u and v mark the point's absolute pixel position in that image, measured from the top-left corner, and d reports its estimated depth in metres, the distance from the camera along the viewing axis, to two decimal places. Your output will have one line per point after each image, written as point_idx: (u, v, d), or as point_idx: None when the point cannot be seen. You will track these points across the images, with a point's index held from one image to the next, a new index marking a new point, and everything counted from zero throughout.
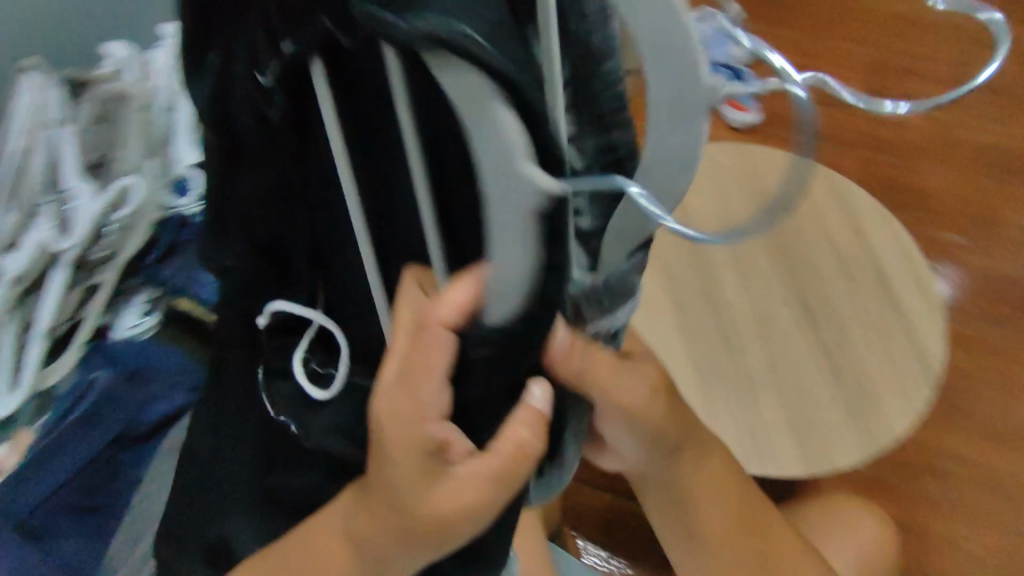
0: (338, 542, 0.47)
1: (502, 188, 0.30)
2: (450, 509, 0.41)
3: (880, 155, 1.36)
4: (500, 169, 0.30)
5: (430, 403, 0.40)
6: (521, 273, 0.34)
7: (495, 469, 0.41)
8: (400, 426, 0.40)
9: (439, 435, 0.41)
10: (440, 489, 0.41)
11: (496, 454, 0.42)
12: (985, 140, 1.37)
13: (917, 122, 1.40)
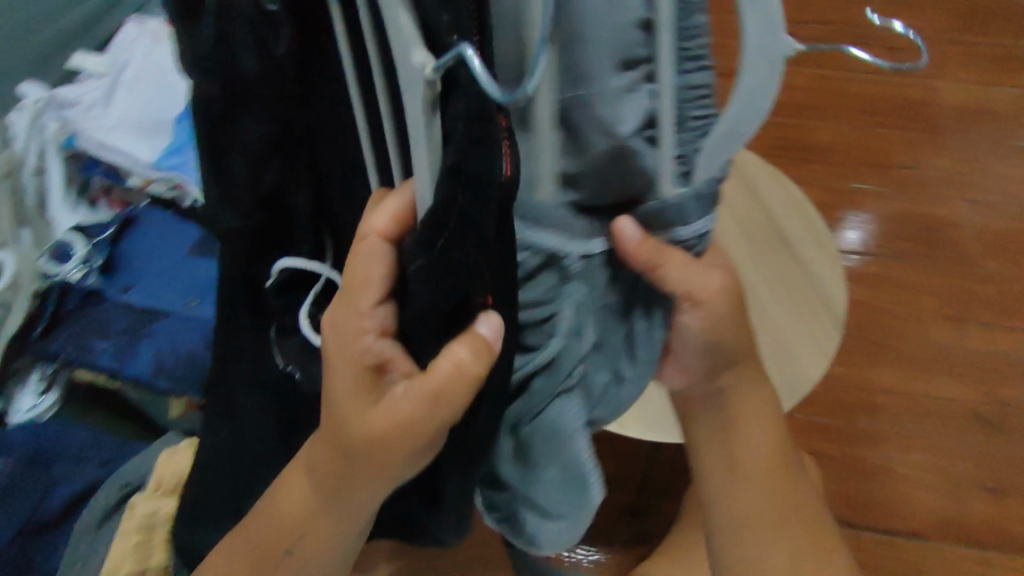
0: (300, 484, 0.45)
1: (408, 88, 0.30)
2: (381, 426, 0.39)
3: (776, 116, 1.44)
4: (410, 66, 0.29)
5: (357, 322, 0.40)
6: (428, 173, 0.32)
7: (415, 389, 0.38)
8: (344, 339, 0.40)
9: (375, 352, 0.40)
10: (363, 404, 0.40)
11: (430, 374, 0.38)
12: (864, 90, 1.47)
13: (804, 81, 1.49)
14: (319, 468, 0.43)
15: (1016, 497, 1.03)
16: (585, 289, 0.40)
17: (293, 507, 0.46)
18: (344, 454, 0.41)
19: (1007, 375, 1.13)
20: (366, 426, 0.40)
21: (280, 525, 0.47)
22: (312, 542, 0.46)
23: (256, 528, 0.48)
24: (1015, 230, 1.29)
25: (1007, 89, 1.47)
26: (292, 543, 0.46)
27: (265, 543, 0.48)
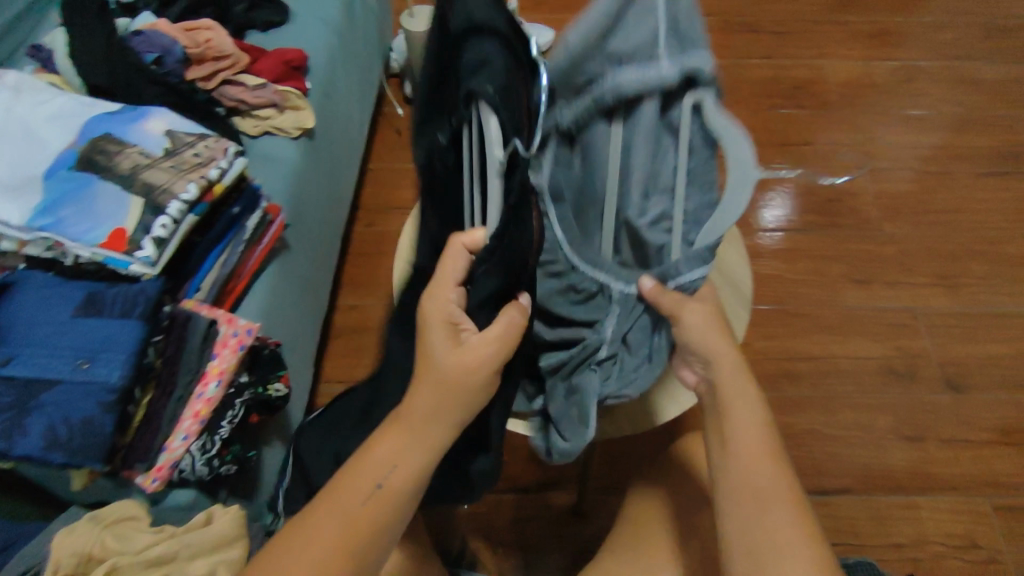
0: (391, 439, 0.49)
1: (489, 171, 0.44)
2: (468, 362, 0.48)
3: None
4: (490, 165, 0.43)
5: (435, 300, 0.49)
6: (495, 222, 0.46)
7: (487, 335, 0.48)
8: (424, 318, 0.49)
9: (451, 319, 0.49)
10: (443, 357, 0.48)
11: (493, 323, 0.49)
12: (758, 75, 1.55)
13: None
14: (414, 417, 0.48)
15: (935, 442, 1.10)
16: (619, 312, 0.60)
17: (378, 463, 0.48)
18: (446, 394, 0.48)
19: (913, 329, 1.21)
20: (460, 371, 0.48)
21: (365, 483, 0.48)
22: (390, 499, 0.48)
23: (342, 499, 0.48)
24: (907, 192, 1.37)
25: (886, 61, 1.57)
26: (373, 499, 0.48)
27: (351, 507, 0.47)
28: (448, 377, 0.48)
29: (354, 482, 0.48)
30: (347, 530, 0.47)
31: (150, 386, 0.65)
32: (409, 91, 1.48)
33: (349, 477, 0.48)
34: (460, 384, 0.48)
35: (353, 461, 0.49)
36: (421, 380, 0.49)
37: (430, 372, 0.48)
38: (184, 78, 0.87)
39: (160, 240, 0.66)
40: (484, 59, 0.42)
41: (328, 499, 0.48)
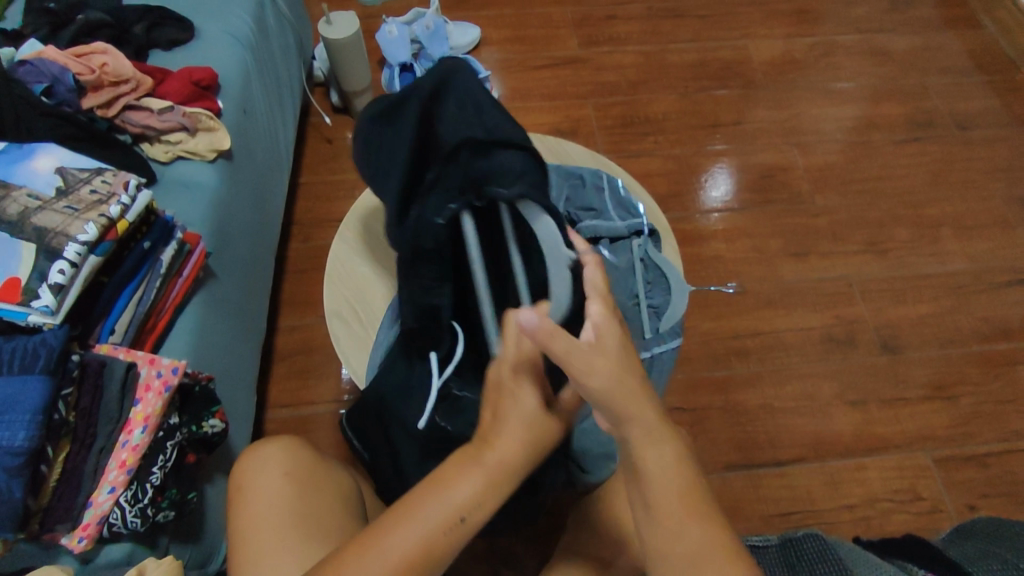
0: (472, 471, 0.50)
1: (554, 251, 0.59)
2: (556, 419, 0.52)
3: (612, 97, 1.50)
4: (556, 247, 0.59)
5: (523, 354, 0.52)
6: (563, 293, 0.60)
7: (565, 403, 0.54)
8: (510, 370, 0.52)
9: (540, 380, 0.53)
10: (530, 408, 0.51)
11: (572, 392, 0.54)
12: (684, 60, 1.57)
13: (632, 60, 1.56)
14: (502, 460, 0.50)
15: (876, 403, 1.14)
16: None
17: (461, 499, 0.49)
18: (538, 439, 0.51)
19: (849, 296, 1.25)
20: (548, 427, 0.52)
21: (450, 512, 0.49)
22: (468, 529, 0.49)
23: (425, 523, 0.48)
24: (834, 163, 1.42)
25: (805, 38, 1.62)
26: (456, 527, 0.49)
27: (431, 537, 0.48)
28: (541, 431, 0.51)
29: (430, 513, 0.48)
30: (423, 550, 0.48)
31: (66, 442, 0.62)
32: (336, 99, 1.44)
33: (429, 506, 0.49)
34: (546, 433, 0.52)
35: (430, 492, 0.49)
36: (507, 424, 0.51)
37: (519, 420, 0.51)
38: (80, 107, 0.82)
39: (58, 287, 0.62)
40: (510, 166, 0.58)
41: (407, 522, 0.48)
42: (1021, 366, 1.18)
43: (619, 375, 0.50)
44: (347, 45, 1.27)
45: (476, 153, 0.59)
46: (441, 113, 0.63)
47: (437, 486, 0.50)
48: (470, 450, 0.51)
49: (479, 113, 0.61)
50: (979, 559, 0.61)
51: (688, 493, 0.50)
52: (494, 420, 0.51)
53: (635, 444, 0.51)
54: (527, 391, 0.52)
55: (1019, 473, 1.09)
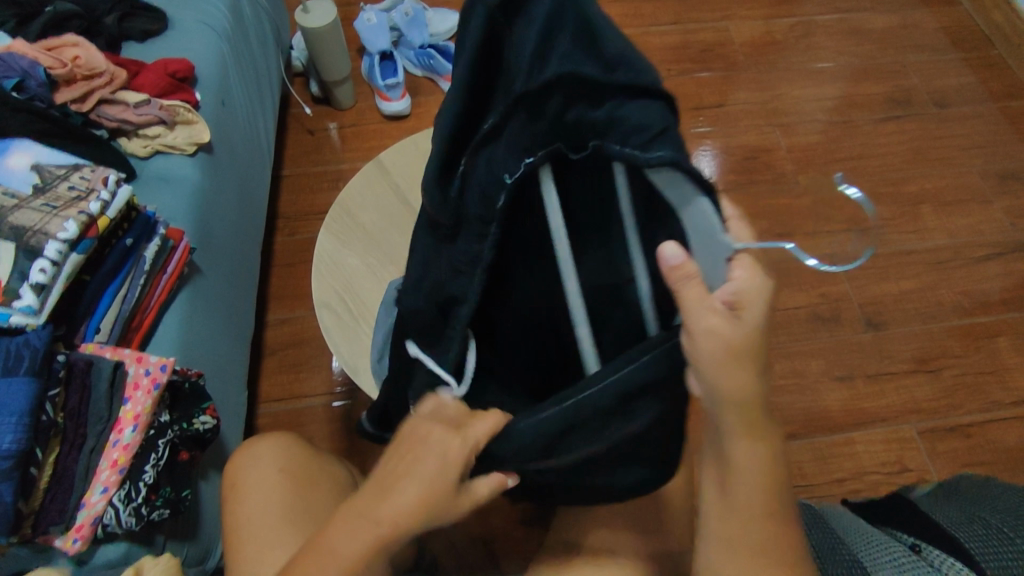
0: (359, 539, 0.47)
1: (708, 241, 0.43)
2: (463, 502, 0.49)
3: None
4: (710, 236, 0.42)
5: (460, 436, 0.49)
6: (716, 274, 0.44)
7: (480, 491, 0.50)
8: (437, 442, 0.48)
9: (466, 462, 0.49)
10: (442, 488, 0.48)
11: (492, 479, 0.51)
12: (666, 43, 1.56)
13: None
14: (390, 537, 0.47)
15: (862, 378, 1.17)
16: None
17: (349, 561, 0.47)
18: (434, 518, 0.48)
19: (834, 274, 1.27)
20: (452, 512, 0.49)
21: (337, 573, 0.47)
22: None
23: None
24: (816, 143, 1.43)
25: (785, 18, 1.62)
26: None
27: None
28: (443, 507, 0.48)
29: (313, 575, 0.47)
30: None
31: (55, 443, 0.61)
32: (316, 89, 1.41)
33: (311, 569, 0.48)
34: (448, 512, 0.48)
35: (317, 550, 0.48)
36: (414, 494, 0.47)
37: (420, 500, 0.47)
38: (52, 102, 0.79)
39: (40, 286, 0.61)
40: (637, 122, 0.40)
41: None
42: (1000, 337, 1.21)
43: (735, 349, 0.44)
44: (326, 33, 1.25)
45: (583, 103, 0.42)
46: (515, 35, 0.42)
47: (322, 545, 0.48)
48: (362, 508, 0.48)
49: (580, 27, 0.40)
50: (965, 524, 0.62)
51: (766, 489, 0.49)
52: (393, 488, 0.48)
53: (730, 428, 0.47)
54: (430, 473, 0.48)
55: (1001, 441, 1.11)
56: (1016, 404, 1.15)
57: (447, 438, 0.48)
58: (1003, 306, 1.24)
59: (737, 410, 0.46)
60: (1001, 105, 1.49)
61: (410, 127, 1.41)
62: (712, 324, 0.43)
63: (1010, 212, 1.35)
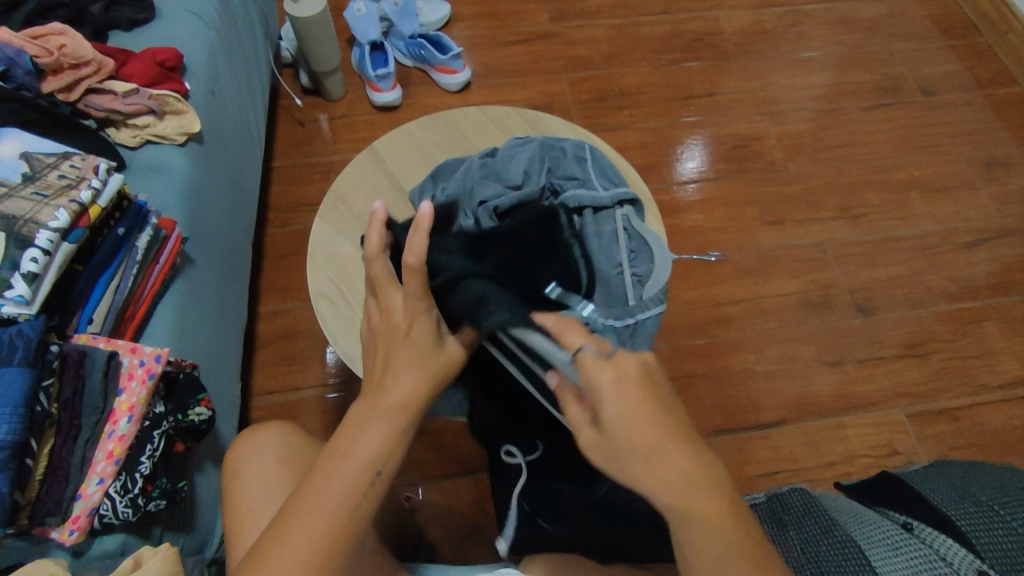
0: (379, 426, 0.50)
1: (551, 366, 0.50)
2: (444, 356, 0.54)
3: (585, 71, 1.49)
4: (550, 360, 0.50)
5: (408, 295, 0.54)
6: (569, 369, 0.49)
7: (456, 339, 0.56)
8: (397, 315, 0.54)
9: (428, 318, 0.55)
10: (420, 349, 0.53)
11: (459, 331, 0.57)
12: (656, 32, 1.56)
13: (604, 34, 1.55)
14: (403, 418, 0.51)
15: (852, 363, 1.18)
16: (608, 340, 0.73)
17: (376, 452, 0.49)
18: (435, 380, 0.53)
19: (823, 261, 1.28)
20: (447, 364, 0.54)
21: (364, 469, 0.48)
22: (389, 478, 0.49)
23: (336, 484, 0.48)
24: (806, 131, 1.44)
25: (773, 7, 1.62)
26: (374, 483, 0.48)
27: (355, 500, 0.48)
28: (434, 361, 0.53)
29: (342, 477, 0.48)
30: (341, 507, 0.47)
31: (50, 434, 0.60)
32: (306, 80, 1.40)
33: (338, 475, 0.48)
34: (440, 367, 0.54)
35: (338, 455, 0.49)
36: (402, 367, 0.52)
37: (413, 368, 0.52)
38: (40, 91, 0.79)
39: (32, 275, 0.61)
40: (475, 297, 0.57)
41: (320, 487, 0.48)
42: (987, 322, 1.23)
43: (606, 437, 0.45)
44: (314, 23, 1.23)
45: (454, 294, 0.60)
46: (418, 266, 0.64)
47: (342, 448, 0.49)
48: (365, 410, 0.50)
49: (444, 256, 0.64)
50: (954, 501, 0.63)
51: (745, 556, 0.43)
52: (387, 376, 0.52)
53: (669, 512, 0.43)
54: (408, 345, 0.53)
55: (988, 423, 1.13)
56: (1002, 386, 1.17)
57: (396, 303, 0.55)
58: (991, 291, 1.26)
59: (663, 500, 0.43)
60: (986, 93, 1.51)
61: (401, 118, 1.40)
62: (588, 436, 0.46)
63: (996, 199, 1.36)
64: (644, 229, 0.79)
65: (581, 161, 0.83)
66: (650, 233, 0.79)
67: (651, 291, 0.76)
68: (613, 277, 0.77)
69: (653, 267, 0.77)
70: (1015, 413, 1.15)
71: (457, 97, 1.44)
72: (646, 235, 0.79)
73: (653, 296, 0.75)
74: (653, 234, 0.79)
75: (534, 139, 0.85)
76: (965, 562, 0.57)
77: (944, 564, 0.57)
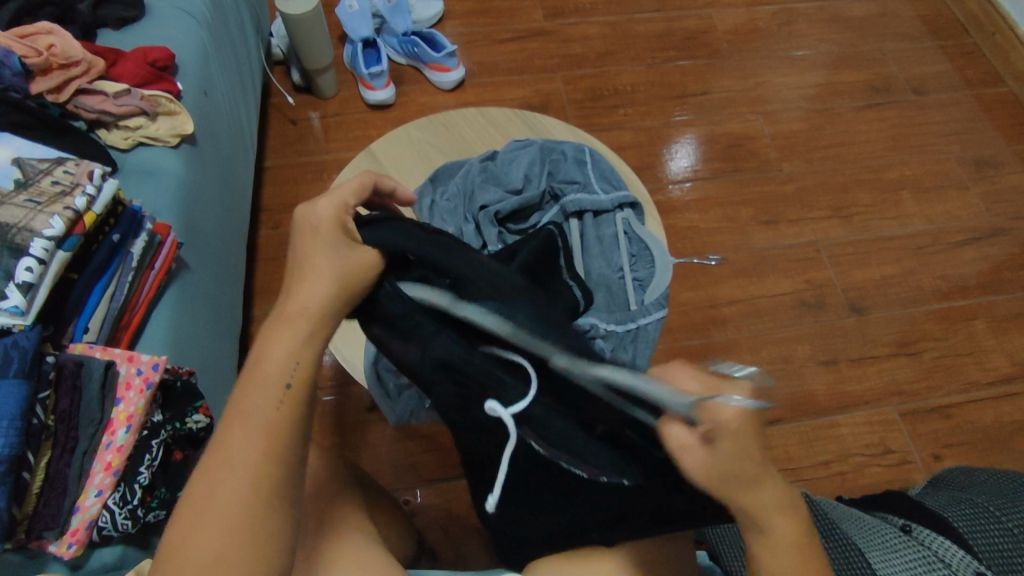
0: (289, 343, 0.48)
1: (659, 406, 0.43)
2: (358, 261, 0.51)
3: (580, 69, 1.49)
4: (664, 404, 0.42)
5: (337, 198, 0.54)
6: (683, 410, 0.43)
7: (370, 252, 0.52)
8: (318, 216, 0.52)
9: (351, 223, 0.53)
10: (336, 250, 0.51)
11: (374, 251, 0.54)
12: (650, 31, 1.56)
13: (599, 31, 1.54)
14: (322, 330, 0.50)
15: (846, 362, 1.19)
16: (609, 346, 0.73)
17: (285, 364, 0.48)
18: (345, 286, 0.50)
19: (818, 261, 1.29)
20: (362, 263, 0.51)
21: (276, 385, 0.47)
22: (301, 396, 0.48)
23: (253, 409, 0.46)
24: (799, 131, 1.45)
25: (767, 6, 1.62)
26: (284, 410, 0.47)
27: (274, 422, 0.46)
28: (348, 264, 0.51)
29: (258, 399, 0.46)
30: (266, 429, 0.46)
31: (47, 446, 0.59)
32: (298, 78, 1.38)
33: (259, 400, 0.46)
34: (357, 271, 0.51)
35: (248, 382, 0.47)
36: (312, 268, 0.50)
37: (327, 266, 0.50)
38: (29, 92, 0.77)
39: (27, 285, 0.59)
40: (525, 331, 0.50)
41: (236, 420, 0.46)
42: (976, 321, 1.25)
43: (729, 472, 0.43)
44: (307, 21, 1.22)
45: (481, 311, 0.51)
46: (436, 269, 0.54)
47: (251, 376, 0.48)
48: (270, 334, 0.49)
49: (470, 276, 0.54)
50: (951, 505, 0.65)
51: (806, 535, 0.47)
52: (299, 285, 0.50)
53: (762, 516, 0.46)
54: (316, 241, 0.51)
55: (979, 421, 1.15)
56: (992, 384, 1.19)
57: (318, 207, 0.53)
58: (982, 289, 1.28)
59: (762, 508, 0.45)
60: (975, 92, 1.52)
61: (395, 117, 1.39)
62: (703, 465, 0.43)
63: (986, 198, 1.38)
64: (645, 232, 0.79)
65: (583, 163, 0.82)
66: (650, 236, 0.79)
67: (652, 295, 0.76)
68: (614, 282, 0.76)
69: (653, 273, 0.77)
70: (1006, 410, 1.16)
71: (452, 96, 1.43)
72: (646, 238, 0.79)
73: (654, 301, 0.75)
74: (654, 237, 0.79)
75: (534, 142, 0.84)
76: (964, 564, 0.58)
77: (942, 566, 0.58)
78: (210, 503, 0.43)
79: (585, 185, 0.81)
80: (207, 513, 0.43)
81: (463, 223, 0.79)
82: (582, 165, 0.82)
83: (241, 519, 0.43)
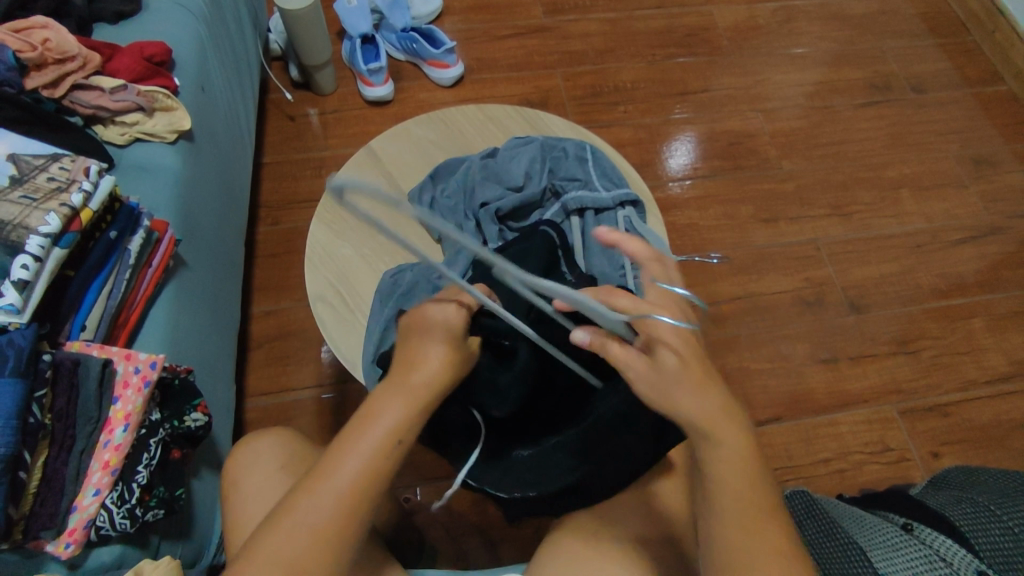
0: (400, 407, 0.54)
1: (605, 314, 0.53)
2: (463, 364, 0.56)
3: (580, 66, 1.48)
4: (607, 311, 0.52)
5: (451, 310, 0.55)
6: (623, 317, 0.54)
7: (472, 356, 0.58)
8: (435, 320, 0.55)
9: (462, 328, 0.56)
10: (451, 353, 0.55)
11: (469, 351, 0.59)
12: (650, 27, 1.55)
13: (598, 28, 1.54)
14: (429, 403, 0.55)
15: (846, 360, 1.19)
16: None
17: (396, 422, 0.54)
18: (459, 363, 0.56)
19: (818, 259, 1.29)
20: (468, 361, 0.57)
21: (385, 435, 0.53)
22: (401, 452, 0.54)
23: (362, 451, 0.53)
24: (799, 128, 1.44)
25: (767, 3, 1.62)
26: (385, 458, 0.53)
27: (376, 467, 0.53)
28: (459, 366, 0.56)
29: (366, 445, 0.53)
30: (368, 472, 0.52)
31: (44, 446, 0.59)
32: (296, 74, 1.37)
33: (368, 445, 0.53)
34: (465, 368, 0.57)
35: (362, 424, 0.54)
36: (434, 358, 0.55)
37: (442, 364, 0.55)
38: (23, 87, 0.75)
39: (22, 283, 0.59)
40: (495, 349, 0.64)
41: (345, 454, 0.53)
42: (975, 319, 1.25)
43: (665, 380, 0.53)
44: (305, 16, 1.21)
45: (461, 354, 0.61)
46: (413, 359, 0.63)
47: (365, 420, 0.54)
48: (391, 387, 0.55)
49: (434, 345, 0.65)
50: (952, 504, 0.65)
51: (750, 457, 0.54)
52: (417, 363, 0.55)
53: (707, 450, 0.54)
54: (442, 338, 0.55)
55: (977, 418, 1.15)
56: (990, 382, 1.19)
57: (446, 309, 0.55)
58: (981, 288, 1.28)
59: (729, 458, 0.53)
60: (974, 90, 1.52)
61: (394, 113, 1.38)
62: (643, 372, 0.53)
63: (984, 196, 1.38)
64: (648, 230, 0.78)
65: (586, 160, 0.82)
66: (654, 234, 0.78)
67: None
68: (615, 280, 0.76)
69: None
70: (1004, 408, 1.16)
71: (450, 92, 1.42)
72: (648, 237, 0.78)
73: None
74: (657, 236, 0.78)
75: (535, 139, 0.84)
76: (965, 563, 0.57)
77: (943, 566, 0.57)
78: (304, 520, 0.50)
79: (587, 182, 0.81)
80: (296, 529, 0.50)
81: (464, 220, 0.81)
82: (585, 162, 0.82)
83: (322, 543, 0.50)
